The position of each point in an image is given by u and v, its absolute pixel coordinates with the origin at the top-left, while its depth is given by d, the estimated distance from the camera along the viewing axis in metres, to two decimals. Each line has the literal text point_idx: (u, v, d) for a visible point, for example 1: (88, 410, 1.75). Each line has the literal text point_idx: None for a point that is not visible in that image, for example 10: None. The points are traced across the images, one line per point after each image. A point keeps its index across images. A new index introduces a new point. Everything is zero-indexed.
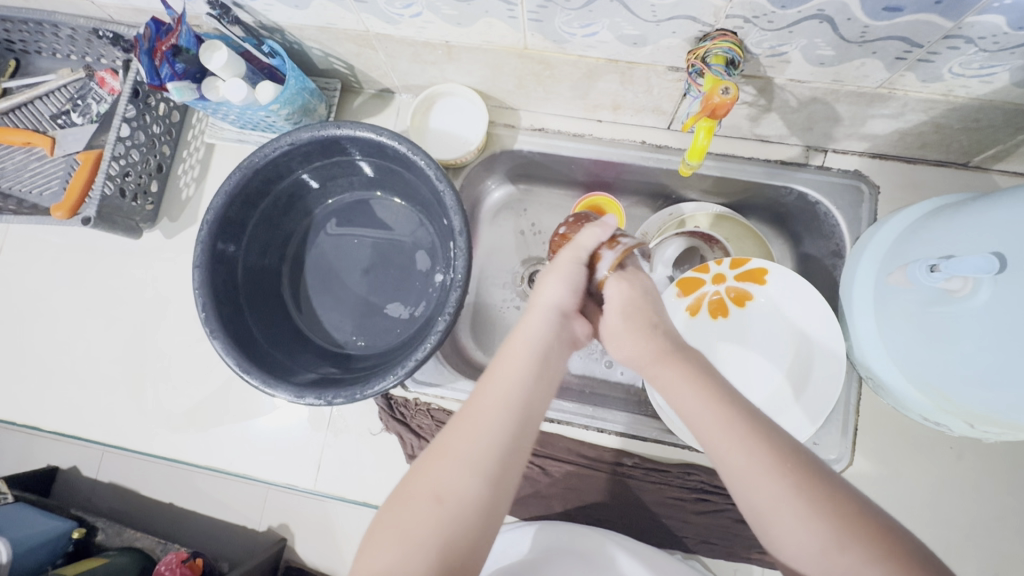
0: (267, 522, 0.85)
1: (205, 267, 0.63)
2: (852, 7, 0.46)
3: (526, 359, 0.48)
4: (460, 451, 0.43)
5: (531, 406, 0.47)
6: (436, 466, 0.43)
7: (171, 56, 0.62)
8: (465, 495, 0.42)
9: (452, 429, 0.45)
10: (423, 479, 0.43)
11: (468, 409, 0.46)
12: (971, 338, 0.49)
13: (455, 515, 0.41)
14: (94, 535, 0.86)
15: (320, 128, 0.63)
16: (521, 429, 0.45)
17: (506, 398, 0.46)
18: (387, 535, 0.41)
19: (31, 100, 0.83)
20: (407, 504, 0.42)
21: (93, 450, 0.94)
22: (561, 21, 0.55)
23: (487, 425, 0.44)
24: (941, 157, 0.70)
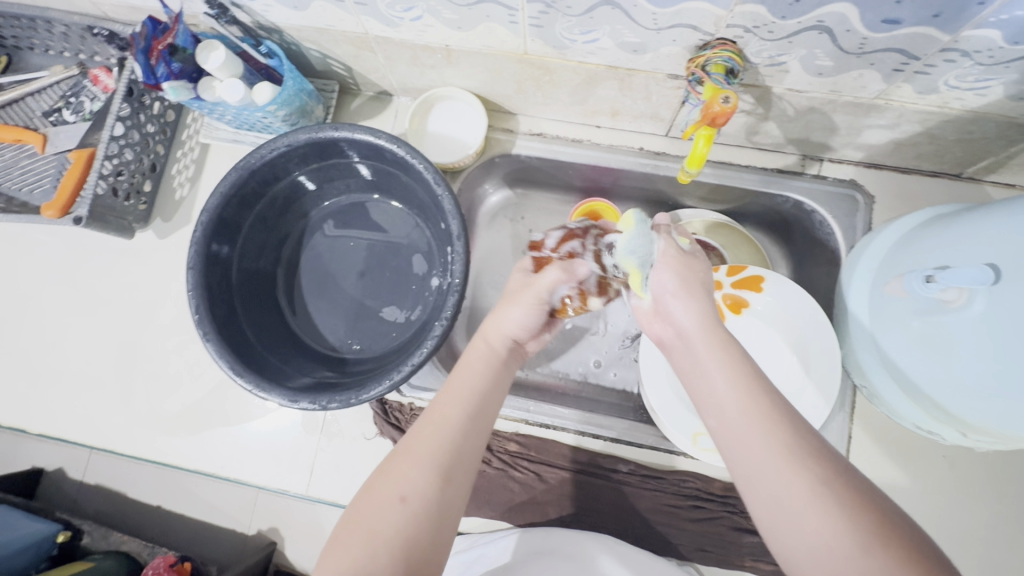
0: (256, 525, 0.85)
1: (199, 268, 0.62)
2: (851, 19, 0.47)
3: (480, 372, 0.51)
4: (419, 452, 0.44)
5: (484, 413, 0.49)
6: (400, 469, 0.43)
7: (168, 56, 0.61)
8: (427, 497, 0.42)
9: (412, 433, 0.46)
10: (386, 483, 0.43)
11: (425, 414, 0.48)
12: (965, 348, 0.50)
13: (417, 516, 0.41)
14: (80, 539, 0.85)
15: (318, 130, 0.63)
16: (473, 432, 0.47)
17: (461, 402, 0.48)
18: (352, 535, 0.40)
19: (22, 97, 0.82)
20: (371, 502, 0.42)
21: (79, 451, 0.92)
22: (562, 27, 0.55)
23: (446, 426, 0.46)
24: (936, 168, 0.70)
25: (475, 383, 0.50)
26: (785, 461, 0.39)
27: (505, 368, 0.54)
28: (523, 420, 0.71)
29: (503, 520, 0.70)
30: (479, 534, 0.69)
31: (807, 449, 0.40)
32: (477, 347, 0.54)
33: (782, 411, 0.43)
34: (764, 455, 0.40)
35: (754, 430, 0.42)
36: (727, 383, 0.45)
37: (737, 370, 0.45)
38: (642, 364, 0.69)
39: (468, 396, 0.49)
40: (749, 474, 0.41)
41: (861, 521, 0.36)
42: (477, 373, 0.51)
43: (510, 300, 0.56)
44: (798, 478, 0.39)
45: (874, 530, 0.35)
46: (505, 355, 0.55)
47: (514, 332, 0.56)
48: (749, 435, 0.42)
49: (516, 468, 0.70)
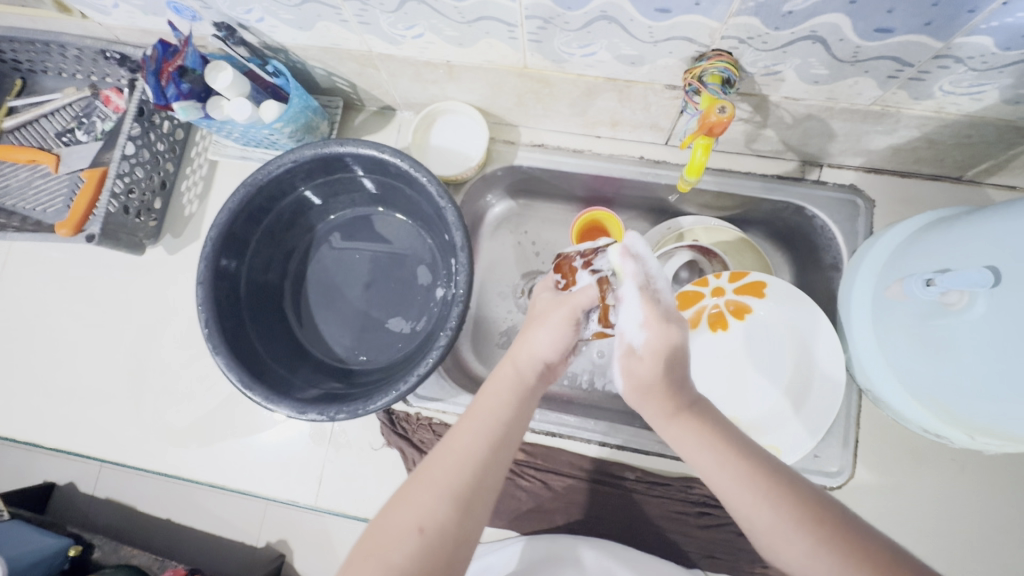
0: (266, 538, 0.85)
1: (208, 282, 0.63)
2: (844, 29, 0.47)
3: (507, 399, 0.51)
4: (437, 481, 0.45)
5: (508, 442, 0.48)
6: (417, 496, 0.44)
7: (177, 77, 0.63)
8: (444, 528, 0.43)
9: (433, 461, 0.46)
10: (405, 511, 0.43)
11: (448, 439, 0.48)
12: (969, 350, 0.50)
13: (432, 546, 0.42)
14: (91, 552, 0.86)
15: (323, 146, 0.64)
16: (492, 461, 0.47)
17: (484, 430, 0.48)
18: (367, 562, 0.41)
19: (36, 119, 0.85)
20: (389, 529, 0.43)
21: (91, 465, 0.94)
22: (560, 42, 0.56)
23: (467, 455, 0.46)
24: (936, 171, 0.71)
25: (498, 411, 0.50)
26: (795, 528, 0.42)
27: (531, 394, 0.53)
28: (529, 428, 0.71)
29: (511, 529, 0.71)
30: (487, 543, 0.69)
31: (812, 513, 0.43)
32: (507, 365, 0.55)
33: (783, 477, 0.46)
34: (772, 520, 0.43)
35: (756, 497, 0.44)
36: (730, 459, 0.47)
37: (723, 449, 0.47)
38: None
39: (489, 427, 0.49)
40: (763, 541, 0.44)
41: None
42: (499, 399, 0.51)
43: (541, 321, 0.56)
44: (806, 548, 0.42)
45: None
46: (534, 382, 0.54)
47: (547, 356, 0.55)
48: (748, 505, 0.44)
49: (522, 476, 0.70)
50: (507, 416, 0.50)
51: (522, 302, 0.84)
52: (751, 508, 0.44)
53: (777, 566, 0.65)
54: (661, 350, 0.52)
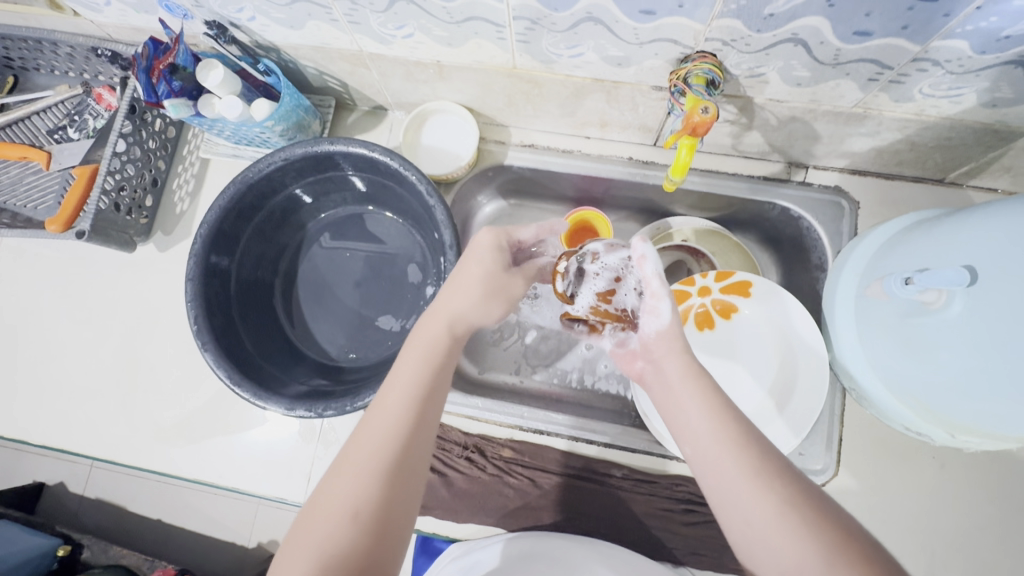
0: (257, 539, 0.88)
1: (198, 279, 0.64)
2: (824, 32, 0.48)
3: (427, 360, 0.49)
4: (367, 452, 0.43)
5: (431, 398, 0.47)
6: (344, 476, 0.43)
7: (168, 74, 0.63)
8: (375, 503, 0.42)
9: (355, 438, 0.45)
10: (335, 494, 0.42)
11: (373, 409, 0.46)
12: (947, 349, 0.51)
13: (364, 524, 0.41)
14: (80, 552, 0.86)
15: (313, 144, 0.65)
16: (416, 420, 0.45)
17: (405, 396, 0.46)
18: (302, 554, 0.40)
19: (28, 116, 0.85)
20: (320, 517, 0.41)
21: (81, 464, 0.94)
22: (548, 43, 0.57)
23: (386, 428, 0.45)
24: (919, 173, 0.72)
25: (418, 373, 0.48)
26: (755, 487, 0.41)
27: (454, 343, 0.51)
28: (517, 426, 0.72)
29: (499, 527, 0.71)
30: (475, 541, 0.69)
31: (772, 471, 0.42)
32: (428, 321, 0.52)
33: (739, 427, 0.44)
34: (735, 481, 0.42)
35: (724, 456, 0.43)
36: (700, 414, 0.45)
37: (705, 400, 0.46)
38: None
39: (411, 389, 0.47)
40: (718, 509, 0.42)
41: (836, 540, 0.38)
42: (415, 355, 0.49)
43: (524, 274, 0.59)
44: (765, 506, 0.40)
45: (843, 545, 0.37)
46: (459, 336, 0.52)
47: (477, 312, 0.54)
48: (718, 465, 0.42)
49: (510, 474, 0.70)
50: (428, 376, 0.48)
51: None
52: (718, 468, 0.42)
53: None
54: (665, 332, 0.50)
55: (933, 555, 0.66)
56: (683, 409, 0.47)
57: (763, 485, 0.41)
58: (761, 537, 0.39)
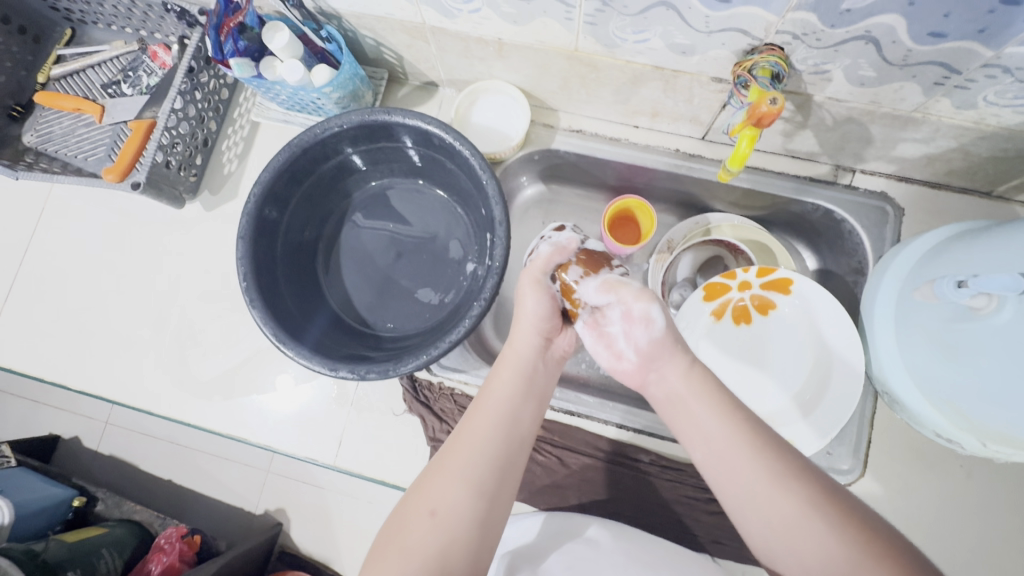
0: (265, 505, 0.93)
1: (249, 237, 0.65)
2: (898, 31, 0.49)
3: (507, 384, 0.54)
4: (471, 434, 0.49)
5: (518, 427, 0.51)
6: (434, 482, 0.47)
7: (236, 33, 0.64)
8: (457, 511, 0.45)
9: (451, 451, 0.49)
10: (418, 495, 0.46)
11: (461, 427, 0.51)
12: (995, 356, 0.52)
13: (445, 529, 0.44)
14: (93, 505, 0.96)
15: (371, 113, 0.66)
16: (507, 450, 0.49)
17: (492, 418, 0.51)
18: (388, 546, 0.44)
19: (83, 69, 0.87)
20: (405, 513, 0.46)
21: (98, 421, 1.05)
22: (615, 26, 0.58)
23: (470, 444, 0.49)
24: (967, 184, 0.72)
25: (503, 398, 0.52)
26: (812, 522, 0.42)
27: (535, 374, 0.56)
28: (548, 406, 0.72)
29: (525, 503, 0.72)
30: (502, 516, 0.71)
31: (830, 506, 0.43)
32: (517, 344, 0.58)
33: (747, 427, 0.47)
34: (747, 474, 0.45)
35: (733, 450, 0.46)
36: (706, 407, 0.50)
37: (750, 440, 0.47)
38: None
39: (499, 415, 0.51)
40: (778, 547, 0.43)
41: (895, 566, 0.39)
42: (509, 383, 0.54)
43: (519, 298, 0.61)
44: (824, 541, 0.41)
45: (861, 544, 0.40)
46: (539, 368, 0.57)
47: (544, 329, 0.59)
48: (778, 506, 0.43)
49: (539, 452, 0.71)
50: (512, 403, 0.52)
51: None
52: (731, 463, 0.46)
53: None
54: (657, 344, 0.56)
55: (953, 562, 0.67)
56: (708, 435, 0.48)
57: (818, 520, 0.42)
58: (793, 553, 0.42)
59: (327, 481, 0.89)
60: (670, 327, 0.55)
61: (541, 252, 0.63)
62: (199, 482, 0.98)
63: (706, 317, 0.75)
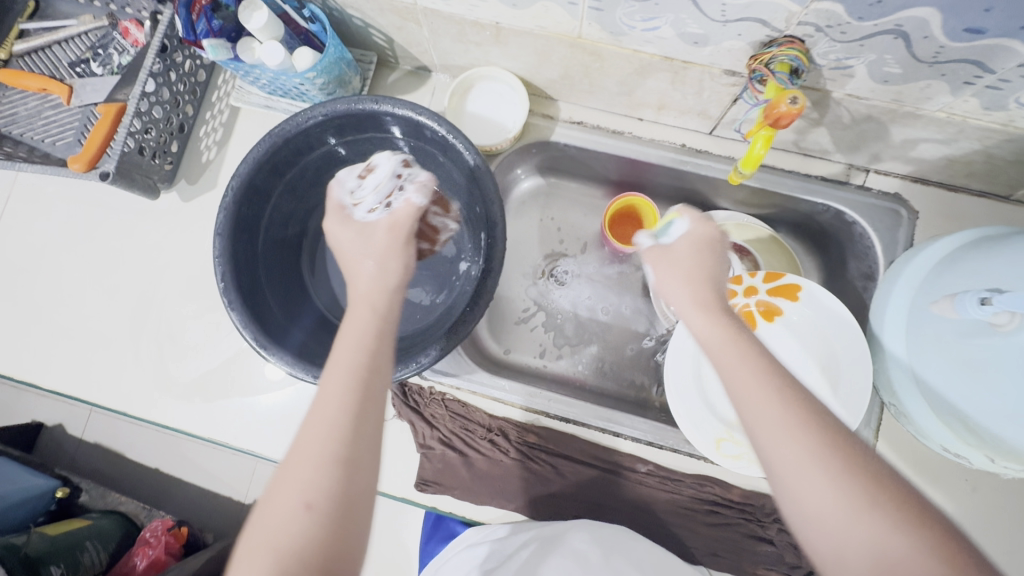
0: (253, 495, 0.93)
1: (227, 234, 0.60)
2: (932, 26, 0.45)
3: (364, 339, 0.45)
4: (330, 405, 0.41)
5: (379, 375, 0.44)
6: (297, 473, 0.39)
7: (209, 11, 0.60)
8: (331, 496, 0.39)
9: (306, 430, 0.41)
10: (285, 489, 0.39)
11: (319, 397, 0.42)
12: (1013, 374, 0.50)
13: (323, 520, 0.38)
14: (77, 497, 0.95)
15: (358, 102, 0.61)
16: (371, 413, 0.42)
17: (351, 378, 0.42)
18: (259, 553, 0.38)
19: (49, 45, 0.81)
20: (273, 514, 0.39)
21: (81, 408, 1.01)
22: (622, 12, 0.53)
23: (335, 416, 0.41)
24: (985, 187, 0.68)
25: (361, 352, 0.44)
26: (829, 475, 0.36)
27: (391, 318, 0.47)
28: (543, 412, 0.70)
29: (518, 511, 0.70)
30: (493, 526, 0.68)
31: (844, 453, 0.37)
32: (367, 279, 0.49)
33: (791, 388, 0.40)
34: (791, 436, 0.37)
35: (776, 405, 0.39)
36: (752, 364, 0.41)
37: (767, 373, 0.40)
38: (667, 361, 0.68)
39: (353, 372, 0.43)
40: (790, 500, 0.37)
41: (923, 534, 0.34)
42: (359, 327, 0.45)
43: (371, 249, 0.51)
44: (840, 497, 0.35)
45: (868, 491, 0.35)
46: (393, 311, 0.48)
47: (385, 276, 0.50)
48: (788, 446, 0.38)
49: (533, 460, 0.69)
50: (371, 355, 0.44)
51: (542, 284, 0.83)
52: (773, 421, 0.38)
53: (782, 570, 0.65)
54: (700, 243, 0.49)
55: None
56: (730, 366, 0.42)
57: (836, 471, 0.36)
58: (812, 509, 0.36)
59: None
60: (701, 234, 0.49)
61: (362, 207, 0.54)
62: (184, 475, 0.96)
63: None
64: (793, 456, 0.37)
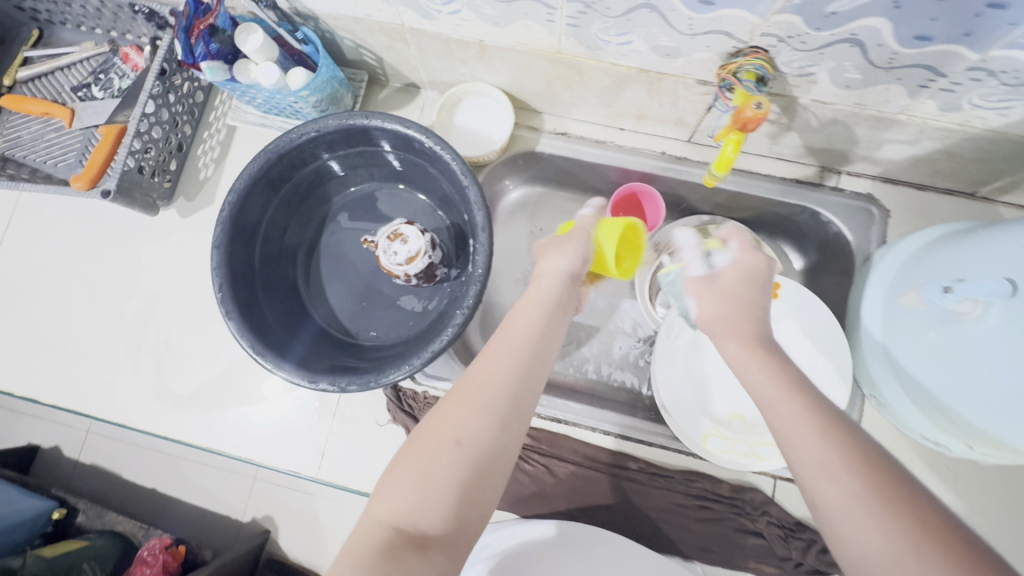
0: (251, 513, 0.92)
1: (224, 247, 0.63)
2: (884, 34, 0.48)
3: (518, 346, 0.48)
4: (492, 371, 0.46)
5: (538, 364, 0.49)
6: (451, 413, 0.44)
7: (207, 36, 0.62)
8: (482, 444, 0.43)
9: (470, 380, 0.46)
10: (440, 424, 0.44)
11: (481, 361, 0.48)
12: (980, 363, 0.51)
13: (472, 460, 0.42)
14: (74, 517, 0.96)
15: (349, 118, 0.64)
16: (526, 385, 0.47)
17: (507, 363, 0.47)
18: (406, 475, 0.42)
19: (52, 71, 0.84)
20: (425, 445, 0.43)
21: (77, 431, 1.01)
22: (598, 28, 0.56)
23: (494, 380, 0.46)
24: (951, 185, 0.71)
25: (520, 342, 0.49)
26: (829, 462, 0.36)
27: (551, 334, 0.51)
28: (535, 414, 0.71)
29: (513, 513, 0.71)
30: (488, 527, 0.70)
31: (854, 446, 0.37)
32: (532, 297, 0.54)
33: (817, 403, 0.40)
34: (820, 455, 0.37)
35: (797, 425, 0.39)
36: (768, 382, 0.42)
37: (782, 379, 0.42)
38: (655, 359, 0.70)
39: (529, 348, 0.49)
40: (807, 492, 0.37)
41: (917, 526, 0.32)
42: (532, 325, 0.50)
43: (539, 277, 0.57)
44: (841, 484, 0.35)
45: (869, 486, 0.35)
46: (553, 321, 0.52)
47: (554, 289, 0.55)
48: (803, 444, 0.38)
49: (526, 461, 0.70)
50: (524, 350, 0.48)
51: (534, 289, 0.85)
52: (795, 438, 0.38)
53: (773, 563, 0.66)
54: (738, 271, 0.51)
55: None
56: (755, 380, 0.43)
57: (831, 461, 0.36)
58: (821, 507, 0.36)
59: (317, 488, 0.87)
60: (735, 265, 0.51)
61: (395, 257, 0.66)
62: (183, 498, 0.96)
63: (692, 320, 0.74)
64: (801, 442, 0.38)
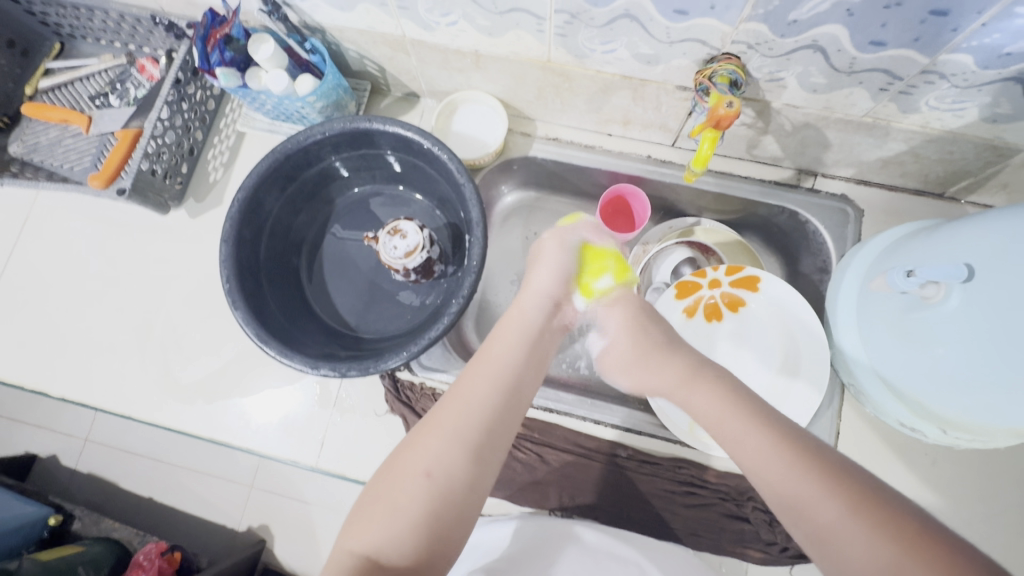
0: (247, 522, 0.92)
1: (232, 241, 0.66)
2: (842, 40, 0.53)
3: (489, 374, 0.51)
4: (463, 403, 0.49)
5: (510, 396, 0.51)
6: (423, 442, 0.47)
7: (223, 44, 0.66)
8: (451, 472, 0.45)
9: (443, 411, 0.49)
10: (412, 455, 0.47)
11: (454, 391, 0.51)
12: (944, 343, 0.53)
13: (439, 488, 0.45)
14: (71, 523, 0.95)
15: (353, 121, 0.68)
16: (499, 419, 0.49)
17: (478, 395, 0.49)
18: (378, 506, 0.45)
19: (71, 81, 0.89)
20: (397, 477, 0.46)
21: (75, 439, 1.02)
22: (584, 37, 0.61)
23: (465, 408, 0.49)
24: (920, 186, 0.76)
25: (492, 373, 0.51)
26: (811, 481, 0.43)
27: (526, 369, 0.53)
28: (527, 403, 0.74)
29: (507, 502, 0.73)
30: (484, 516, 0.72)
31: (832, 474, 0.43)
32: (511, 323, 0.57)
33: (779, 434, 0.47)
34: (794, 493, 0.43)
35: (778, 467, 0.45)
36: (735, 414, 0.50)
37: (749, 418, 0.48)
38: None
39: (504, 378, 0.51)
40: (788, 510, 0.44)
41: (899, 539, 0.38)
42: (507, 357, 0.53)
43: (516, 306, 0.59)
44: (832, 507, 0.41)
45: (852, 504, 0.41)
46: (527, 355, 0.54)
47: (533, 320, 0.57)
48: (776, 473, 0.45)
49: (519, 449, 0.73)
50: (497, 381, 0.51)
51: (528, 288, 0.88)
52: (773, 471, 0.45)
53: (758, 547, 0.68)
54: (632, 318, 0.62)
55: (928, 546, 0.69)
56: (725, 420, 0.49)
57: (820, 485, 0.42)
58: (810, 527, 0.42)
59: (313, 494, 0.88)
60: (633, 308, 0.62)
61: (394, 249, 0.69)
62: (181, 505, 0.97)
63: (678, 314, 0.77)
64: (779, 471, 0.44)
